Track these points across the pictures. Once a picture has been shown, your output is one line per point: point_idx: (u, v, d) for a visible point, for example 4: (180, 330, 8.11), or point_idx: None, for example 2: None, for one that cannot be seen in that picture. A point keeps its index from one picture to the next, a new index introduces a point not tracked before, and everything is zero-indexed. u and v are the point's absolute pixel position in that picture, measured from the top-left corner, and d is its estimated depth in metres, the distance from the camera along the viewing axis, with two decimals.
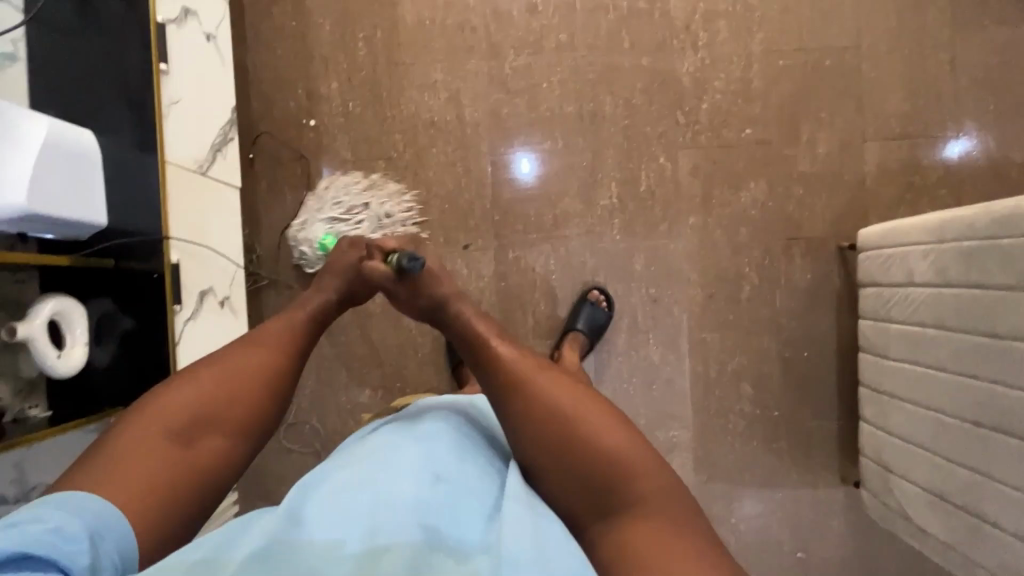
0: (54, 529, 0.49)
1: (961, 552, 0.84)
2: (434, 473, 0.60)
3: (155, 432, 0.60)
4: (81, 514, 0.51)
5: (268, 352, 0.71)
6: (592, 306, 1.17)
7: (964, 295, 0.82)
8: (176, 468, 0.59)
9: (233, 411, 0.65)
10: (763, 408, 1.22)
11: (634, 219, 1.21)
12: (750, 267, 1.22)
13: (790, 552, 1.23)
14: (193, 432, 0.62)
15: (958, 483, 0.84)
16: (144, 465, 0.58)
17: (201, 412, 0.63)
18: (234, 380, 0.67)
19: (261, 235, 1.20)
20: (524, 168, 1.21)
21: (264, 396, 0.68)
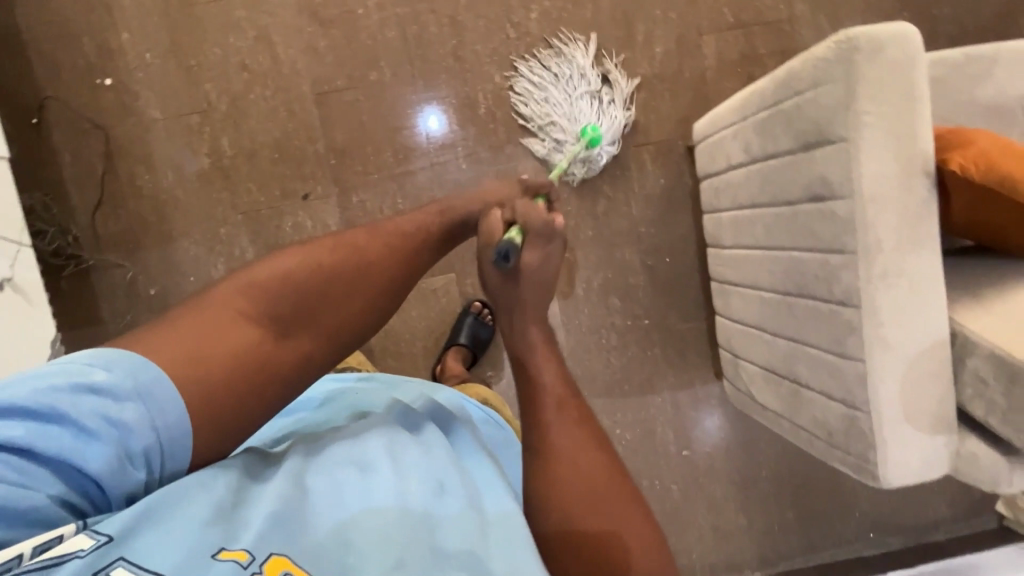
0: (115, 435, 0.46)
1: (790, 421, 0.87)
2: (441, 480, 0.54)
3: (244, 310, 0.55)
4: (147, 424, 0.47)
5: (378, 254, 0.65)
6: (476, 319, 1.18)
7: (764, 169, 0.81)
8: (255, 354, 0.54)
9: (332, 308, 0.60)
10: (633, 318, 1.23)
11: (478, 144, 1.17)
12: (603, 179, 1.20)
13: (677, 452, 1.27)
14: (292, 323, 0.57)
15: (781, 354, 0.86)
16: (231, 338, 0.53)
17: (302, 300, 0.59)
18: (361, 271, 0.63)
19: (75, 213, 1.10)
20: (433, 123, 1.15)
21: (358, 302, 0.62)
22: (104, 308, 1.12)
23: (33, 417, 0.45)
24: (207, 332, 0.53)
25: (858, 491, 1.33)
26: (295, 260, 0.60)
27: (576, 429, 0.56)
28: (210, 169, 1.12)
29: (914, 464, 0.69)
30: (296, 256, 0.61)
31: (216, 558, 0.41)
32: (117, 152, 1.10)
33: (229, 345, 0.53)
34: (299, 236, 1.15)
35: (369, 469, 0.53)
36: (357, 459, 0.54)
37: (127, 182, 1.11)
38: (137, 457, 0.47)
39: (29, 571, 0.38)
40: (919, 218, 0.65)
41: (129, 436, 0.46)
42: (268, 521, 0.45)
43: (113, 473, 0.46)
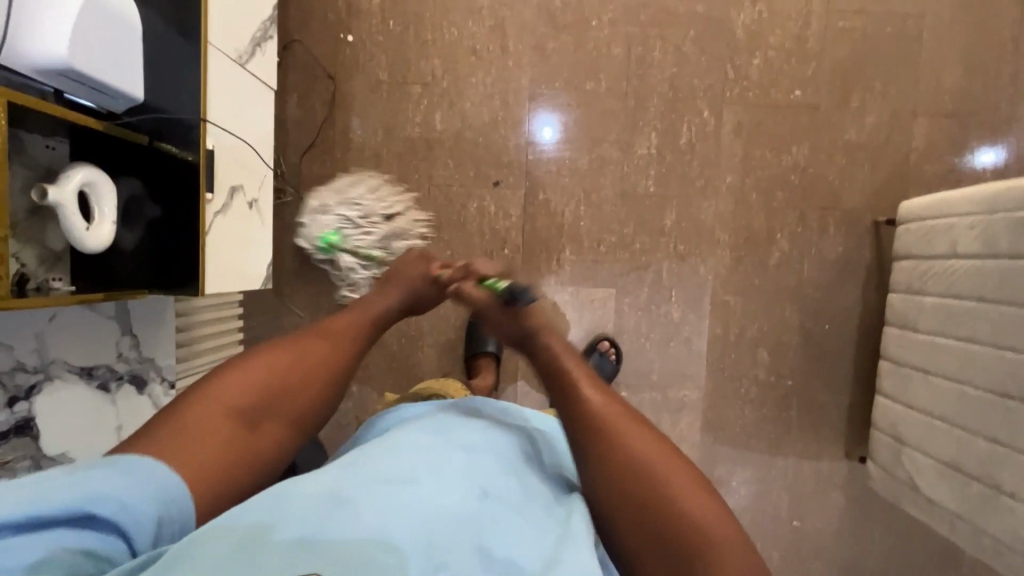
0: (121, 493, 0.48)
1: (973, 526, 0.84)
2: (482, 489, 0.57)
3: (221, 409, 0.59)
4: (153, 481, 0.50)
5: (332, 343, 0.68)
6: (601, 356, 1.16)
7: (1010, 267, 0.80)
8: (230, 448, 0.57)
9: (301, 392, 0.64)
10: (777, 376, 1.22)
11: (670, 171, 1.18)
12: (782, 233, 1.20)
13: (786, 520, 1.24)
14: (260, 417, 0.60)
15: (976, 455, 0.83)
16: (210, 438, 0.56)
17: (269, 393, 0.62)
18: (327, 359, 0.67)
19: (286, 151, 1.17)
20: (546, 134, 1.17)
21: (321, 388, 0.66)
22: (287, 244, 1.19)
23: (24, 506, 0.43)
24: (184, 442, 0.55)
25: None
26: (263, 361, 0.63)
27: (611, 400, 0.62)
28: (416, 138, 1.17)
29: None
30: (258, 358, 0.63)
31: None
32: (337, 104, 1.17)
33: (215, 442, 0.56)
34: (479, 219, 1.19)
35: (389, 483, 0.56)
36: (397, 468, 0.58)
37: (338, 133, 1.17)
38: (143, 505, 0.48)
39: None
40: None
41: (125, 494, 0.48)
42: (301, 534, 0.48)
43: (131, 518, 0.47)
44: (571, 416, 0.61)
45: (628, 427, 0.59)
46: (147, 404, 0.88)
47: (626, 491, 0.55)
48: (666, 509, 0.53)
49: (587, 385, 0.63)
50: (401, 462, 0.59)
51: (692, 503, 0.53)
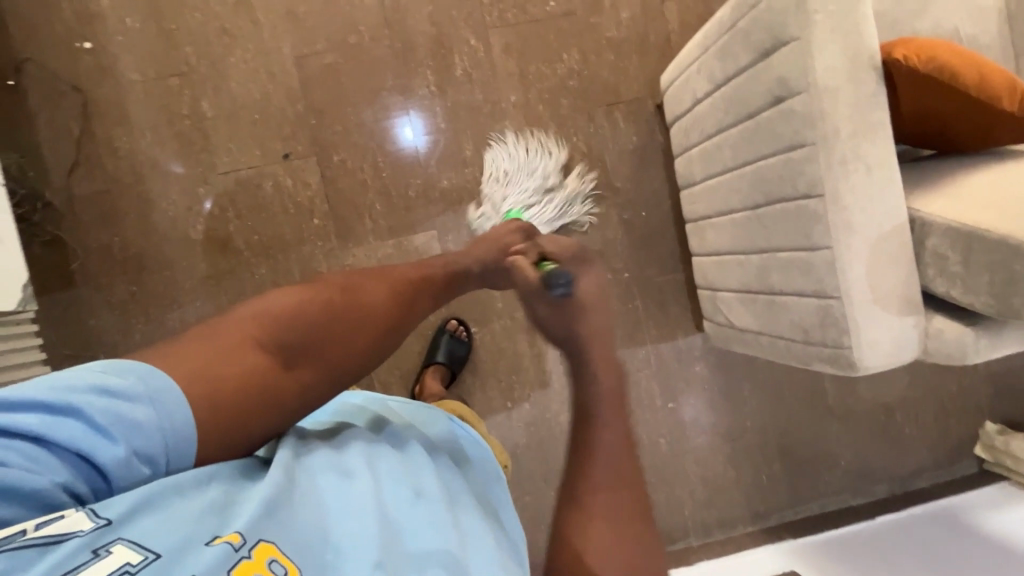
0: (126, 432, 0.45)
1: (769, 336, 0.90)
2: (416, 488, 0.52)
3: (252, 337, 0.55)
4: (155, 420, 0.46)
5: (366, 300, 0.67)
6: (451, 338, 1.18)
7: (726, 92, 0.86)
8: (265, 383, 0.54)
9: (336, 348, 0.60)
10: (613, 272, 1.26)
11: (456, 104, 1.20)
12: (578, 137, 1.24)
13: (662, 405, 1.28)
14: (293, 355, 0.57)
15: (755, 270, 0.89)
16: (239, 367, 0.53)
17: (306, 336, 0.58)
18: (371, 322, 0.65)
19: (50, 175, 1.10)
20: (408, 134, 1.19)
21: (342, 345, 0.61)
22: (78, 270, 1.11)
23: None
24: (208, 362, 0.51)
25: (841, 441, 1.35)
26: (329, 298, 0.63)
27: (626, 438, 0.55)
28: (190, 129, 1.13)
29: (883, 345, 0.72)
30: (299, 291, 0.62)
31: (209, 544, 0.40)
32: (94, 114, 1.11)
33: (236, 372, 0.52)
34: (280, 197, 1.16)
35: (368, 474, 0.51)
36: (343, 464, 0.52)
37: (103, 143, 1.11)
38: (146, 451, 0.45)
39: (31, 545, 0.36)
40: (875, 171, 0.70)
41: (117, 424, 0.45)
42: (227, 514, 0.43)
43: (120, 466, 0.44)
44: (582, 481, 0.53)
45: (624, 482, 0.53)
46: None
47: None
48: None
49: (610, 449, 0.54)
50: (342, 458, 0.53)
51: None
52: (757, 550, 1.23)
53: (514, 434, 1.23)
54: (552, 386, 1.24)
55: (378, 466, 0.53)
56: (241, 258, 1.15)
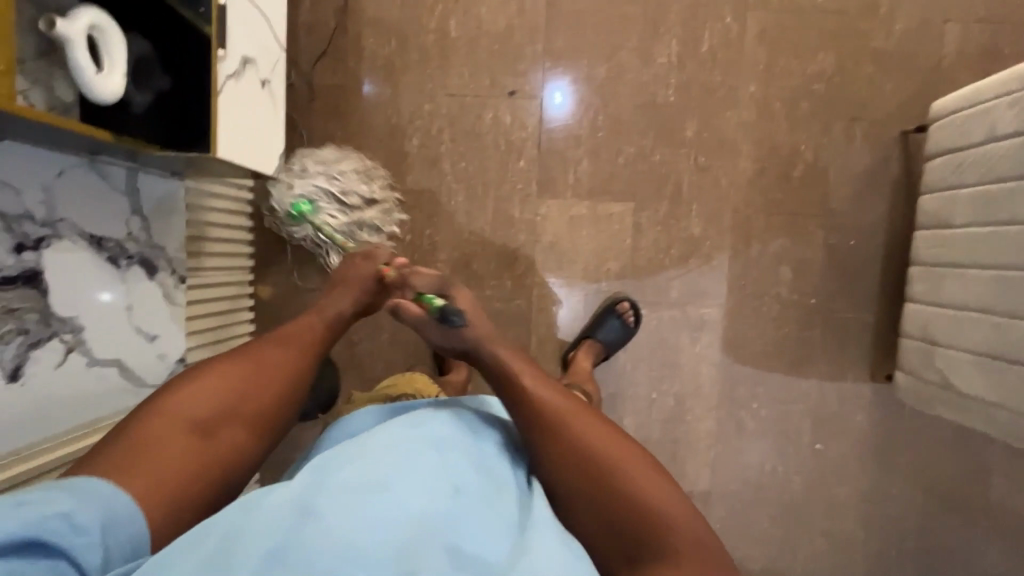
0: (74, 513, 0.48)
1: (1010, 411, 0.81)
2: (451, 487, 0.59)
3: (176, 422, 0.59)
4: (109, 530, 0.50)
5: (273, 352, 0.69)
6: (619, 319, 1.14)
7: None
8: (202, 460, 0.58)
9: (259, 403, 0.65)
10: (800, 294, 1.18)
11: (691, 80, 1.15)
12: (807, 145, 1.16)
13: (808, 443, 1.21)
14: (217, 425, 0.61)
15: (1014, 338, 0.80)
16: (171, 452, 0.57)
17: (211, 409, 0.62)
18: (279, 374, 0.68)
19: (297, 58, 1.15)
20: (557, 101, 1.15)
21: (262, 405, 0.65)
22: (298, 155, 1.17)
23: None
24: (147, 460, 0.56)
25: (993, 542, 1.22)
26: (220, 373, 0.65)
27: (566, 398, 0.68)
28: (430, 44, 1.15)
29: None
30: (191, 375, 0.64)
31: None
32: (349, 9, 1.14)
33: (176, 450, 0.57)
34: (494, 131, 1.16)
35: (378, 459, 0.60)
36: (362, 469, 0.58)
37: (350, 38, 1.15)
38: (88, 522, 0.48)
39: None
40: None
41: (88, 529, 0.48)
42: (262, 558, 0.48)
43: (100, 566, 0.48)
44: (545, 428, 0.66)
45: (582, 423, 0.65)
46: (158, 292, 0.88)
47: (623, 490, 0.60)
48: (630, 494, 0.59)
49: (543, 393, 0.68)
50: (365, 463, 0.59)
51: (671, 500, 0.59)
52: None
53: (650, 425, 1.21)
54: (702, 390, 1.20)
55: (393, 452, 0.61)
56: (443, 182, 1.17)
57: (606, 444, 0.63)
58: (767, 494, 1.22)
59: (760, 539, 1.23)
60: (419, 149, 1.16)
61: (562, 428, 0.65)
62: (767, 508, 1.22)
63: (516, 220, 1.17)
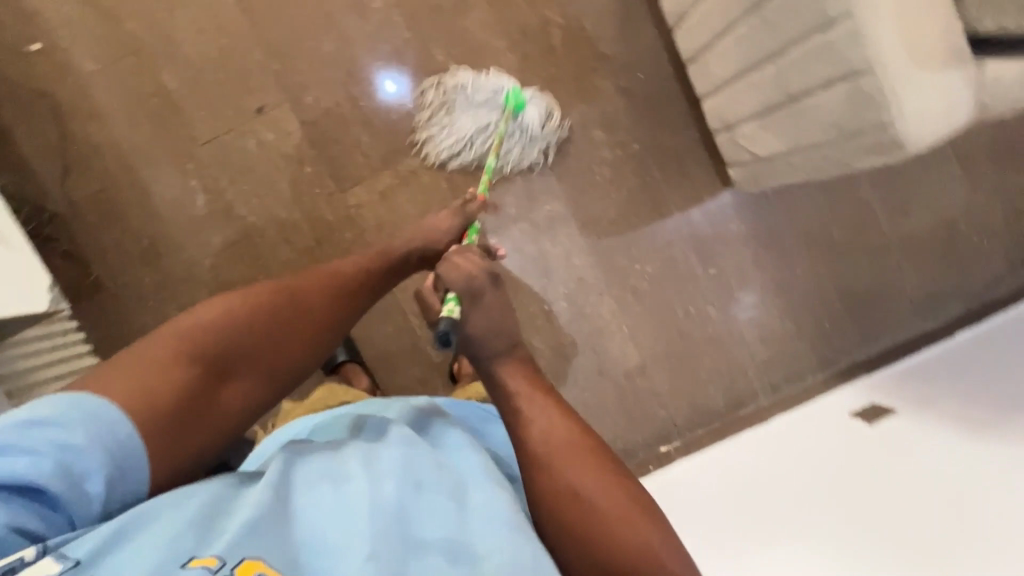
0: (63, 458, 0.52)
1: (801, 151, 0.81)
2: (419, 480, 0.58)
3: (183, 347, 0.62)
4: (97, 442, 0.53)
5: (308, 303, 0.73)
6: None
7: None
8: (203, 397, 0.62)
9: (283, 352, 0.70)
10: (621, 147, 1.18)
11: (413, 8, 1.12)
12: (551, 10, 1.14)
13: (703, 273, 1.22)
14: (225, 367, 0.65)
15: (771, 81, 0.80)
16: (172, 377, 0.60)
17: (231, 345, 0.66)
18: (284, 324, 0.70)
19: (45, 186, 1.11)
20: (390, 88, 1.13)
21: (260, 360, 0.68)
22: (100, 274, 1.13)
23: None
24: (143, 379, 0.58)
25: (903, 269, 1.26)
26: (247, 300, 0.69)
27: (563, 421, 0.64)
28: (160, 106, 1.11)
29: (935, 108, 0.62)
30: (210, 305, 0.67)
31: (185, 567, 0.46)
32: (65, 115, 1.10)
33: (190, 379, 0.61)
34: (266, 153, 1.13)
35: (343, 456, 0.60)
36: (338, 467, 0.58)
37: (83, 140, 1.10)
38: (92, 477, 0.52)
39: None
40: (806, 33, 0.69)
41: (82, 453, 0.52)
42: (239, 528, 0.50)
43: (70, 491, 0.52)
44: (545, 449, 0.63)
45: (581, 465, 0.61)
46: None
47: (614, 538, 0.57)
48: (616, 529, 0.58)
49: (551, 423, 0.64)
50: (344, 456, 0.60)
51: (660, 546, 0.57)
52: (829, 396, 1.19)
53: (558, 335, 1.21)
54: (585, 278, 1.21)
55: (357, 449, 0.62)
56: (248, 225, 1.14)
57: (592, 481, 0.60)
58: (691, 337, 1.24)
59: (707, 377, 1.25)
60: (209, 209, 1.13)
61: (546, 470, 0.61)
62: (698, 348, 1.24)
63: (333, 223, 1.15)
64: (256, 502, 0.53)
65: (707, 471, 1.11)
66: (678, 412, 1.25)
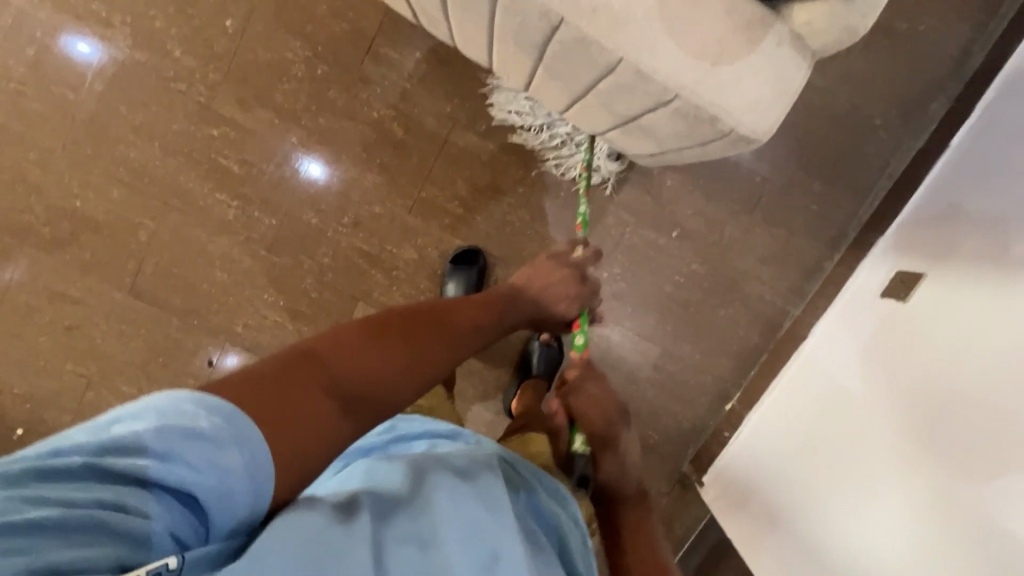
0: (216, 482, 0.41)
1: (672, 150, 0.73)
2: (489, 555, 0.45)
3: (326, 376, 0.52)
4: (250, 478, 0.43)
5: (432, 338, 0.65)
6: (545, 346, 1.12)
7: None
8: (326, 435, 0.49)
9: (405, 379, 0.59)
10: (523, 180, 1.11)
11: (263, 193, 1.09)
12: (377, 107, 1.08)
13: (667, 238, 1.17)
14: (358, 400, 0.53)
15: (601, 107, 0.71)
16: (313, 413, 0.49)
17: (369, 376, 0.55)
18: (423, 356, 0.62)
19: None
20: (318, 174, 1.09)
21: (401, 389, 0.58)
22: None
23: (56, 449, 0.39)
24: (289, 409, 0.47)
25: (857, 102, 1.14)
26: (384, 328, 0.60)
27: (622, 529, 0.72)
28: None
29: (767, 90, 0.54)
30: (345, 331, 0.57)
31: None
32: None
33: (327, 412, 0.50)
34: None
35: (433, 510, 0.47)
36: (423, 526, 0.45)
37: None
38: (237, 496, 0.42)
39: None
40: (597, 77, 0.60)
41: (234, 481, 0.42)
42: None
43: (218, 508, 0.42)
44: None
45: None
46: None
47: None
48: None
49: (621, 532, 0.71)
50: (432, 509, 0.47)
51: None
52: (857, 280, 1.12)
53: None
54: None
55: (466, 501, 0.48)
56: None
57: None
58: (694, 299, 1.19)
59: (731, 323, 1.20)
60: None
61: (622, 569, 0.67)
62: (706, 304, 1.19)
63: None
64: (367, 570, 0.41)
65: (787, 436, 1.07)
66: (724, 369, 1.22)
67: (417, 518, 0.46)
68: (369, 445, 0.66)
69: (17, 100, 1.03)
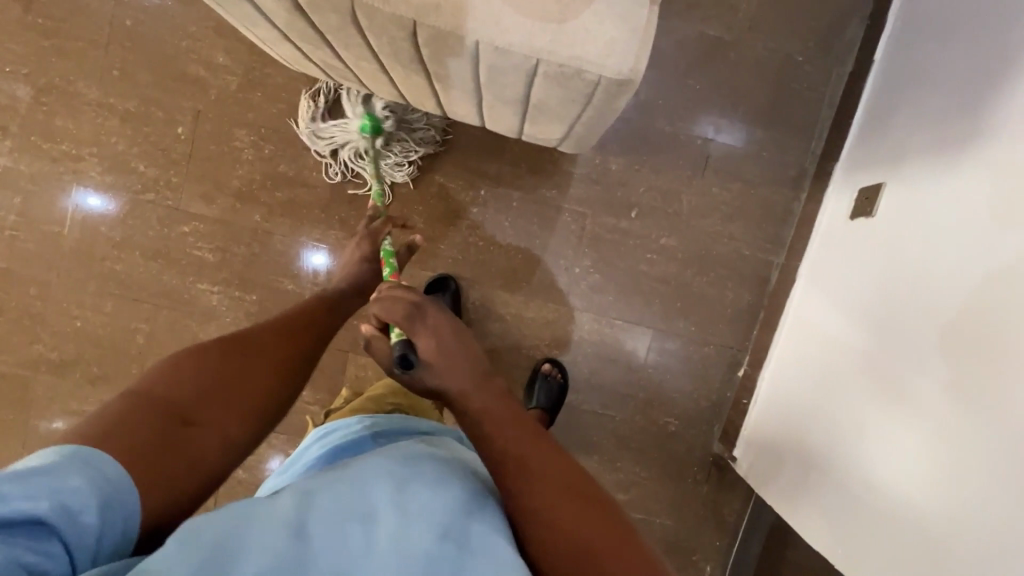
0: (66, 498, 0.42)
1: (575, 123, 0.76)
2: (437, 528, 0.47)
3: (157, 400, 0.56)
4: (100, 496, 0.44)
5: (275, 347, 0.72)
6: (544, 378, 1.14)
7: (305, 44, 0.74)
8: (171, 445, 0.53)
9: (256, 387, 0.65)
10: (474, 201, 1.16)
11: (239, 273, 1.16)
12: (325, 170, 1.15)
13: (627, 220, 1.17)
14: (198, 414, 0.58)
15: (496, 100, 0.74)
16: (144, 434, 0.52)
17: (207, 392, 0.60)
18: (265, 367, 0.68)
19: None
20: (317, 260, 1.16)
21: (254, 393, 0.64)
22: None
23: None
24: (115, 433, 0.50)
25: (774, 46, 1.16)
26: (213, 344, 0.65)
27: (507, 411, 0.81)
28: None
29: (617, 30, 0.57)
30: (166, 360, 0.61)
31: None
32: None
33: (161, 431, 0.54)
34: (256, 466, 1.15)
35: (370, 491, 0.50)
36: (362, 506, 0.48)
37: None
38: (88, 513, 0.43)
39: None
40: (471, 66, 0.64)
41: (83, 495, 0.43)
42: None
43: (71, 525, 0.41)
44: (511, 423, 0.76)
45: None
46: None
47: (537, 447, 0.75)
48: None
49: None
50: (370, 492, 0.50)
51: None
52: (825, 212, 1.10)
53: (573, 372, 1.19)
54: (550, 317, 1.18)
55: (387, 484, 0.50)
56: None
57: None
58: (671, 273, 1.18)
59: (717, 288, 1.18)
60: None
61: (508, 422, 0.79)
62: (685, 275, 1.18)
63: None
64: (289, 542, 0.44)
65: (798, 383, 1.03)
66: (725, 336, 1.18)
67: (348, 496, 0.49)
68: (345, 444, 0.69)
69: (13, 245, 1.14)
